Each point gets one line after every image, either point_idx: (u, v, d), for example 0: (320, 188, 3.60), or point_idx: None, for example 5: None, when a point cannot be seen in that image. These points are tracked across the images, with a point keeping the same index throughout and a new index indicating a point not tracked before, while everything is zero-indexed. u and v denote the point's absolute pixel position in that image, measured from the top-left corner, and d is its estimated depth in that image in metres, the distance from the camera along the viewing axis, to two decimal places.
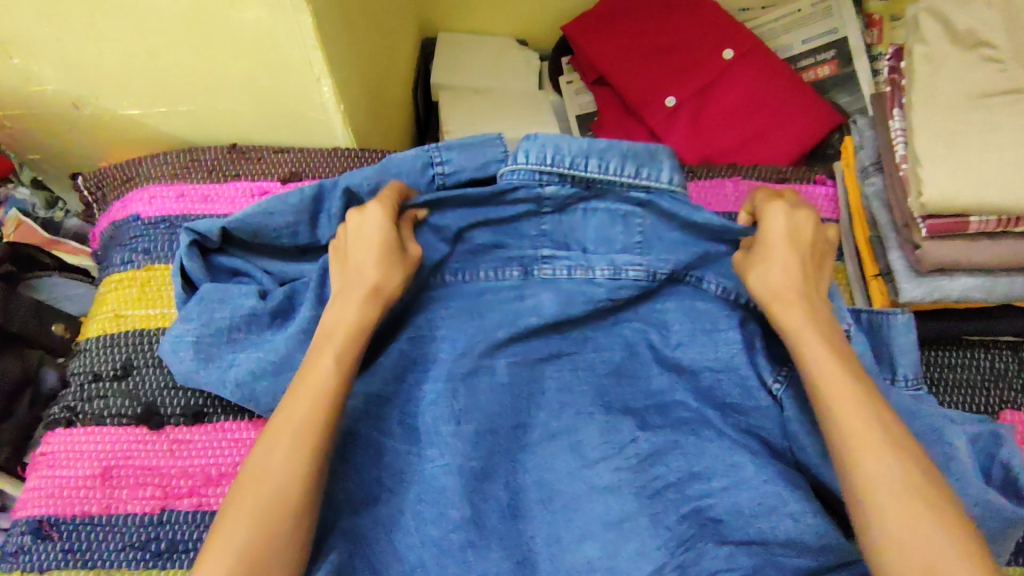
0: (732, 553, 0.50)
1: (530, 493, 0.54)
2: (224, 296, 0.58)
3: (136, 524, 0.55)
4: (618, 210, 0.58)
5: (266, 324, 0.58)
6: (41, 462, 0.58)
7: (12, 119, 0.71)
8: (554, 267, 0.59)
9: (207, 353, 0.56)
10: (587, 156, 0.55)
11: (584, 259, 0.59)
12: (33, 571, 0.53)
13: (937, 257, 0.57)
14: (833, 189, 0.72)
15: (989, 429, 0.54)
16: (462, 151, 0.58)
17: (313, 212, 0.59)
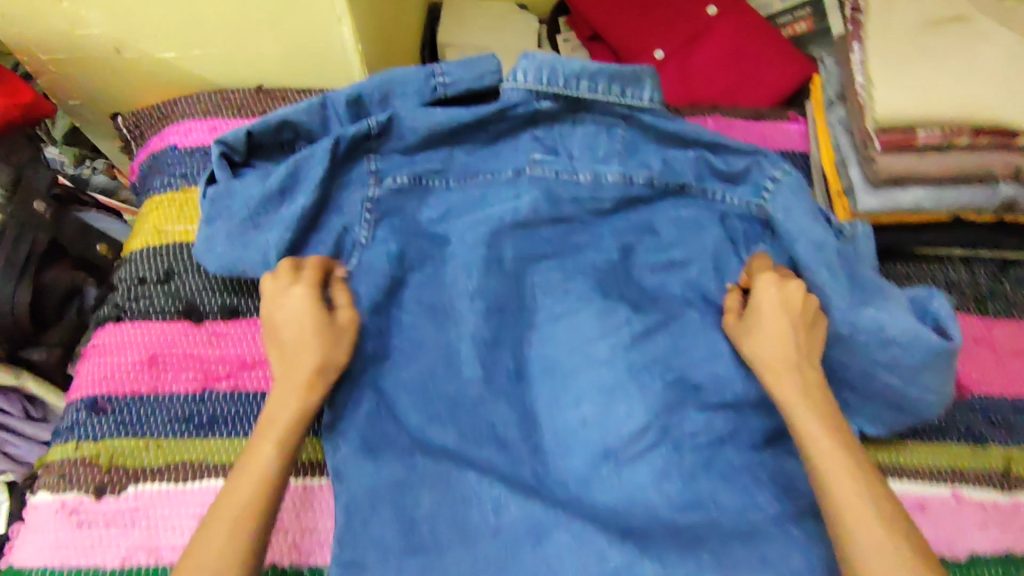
0: (708, 416, 0.62)
1: (535, 364, 0.65)
2: (235, 191, 0.66)
3: (180, 401, 0.63)
4: (602, 123, 0.73)
5: (278, 201, 0.66)
6: (93, 353, 0.65)
7: (58, 63, 0.79)
8: (544, 168, 0.72)
9: (237, 238, 0.65)
10: (580, 77, 0.69)
11: (571, 165, 0.72)
12: (88, 439, 0.61)
13: (891, 168, 0.63)
14: (804, 126, 0.80)
15: (922, 291, 0.63)
16: (460, 70, 0.71)
17: (323, 116, 0.69)
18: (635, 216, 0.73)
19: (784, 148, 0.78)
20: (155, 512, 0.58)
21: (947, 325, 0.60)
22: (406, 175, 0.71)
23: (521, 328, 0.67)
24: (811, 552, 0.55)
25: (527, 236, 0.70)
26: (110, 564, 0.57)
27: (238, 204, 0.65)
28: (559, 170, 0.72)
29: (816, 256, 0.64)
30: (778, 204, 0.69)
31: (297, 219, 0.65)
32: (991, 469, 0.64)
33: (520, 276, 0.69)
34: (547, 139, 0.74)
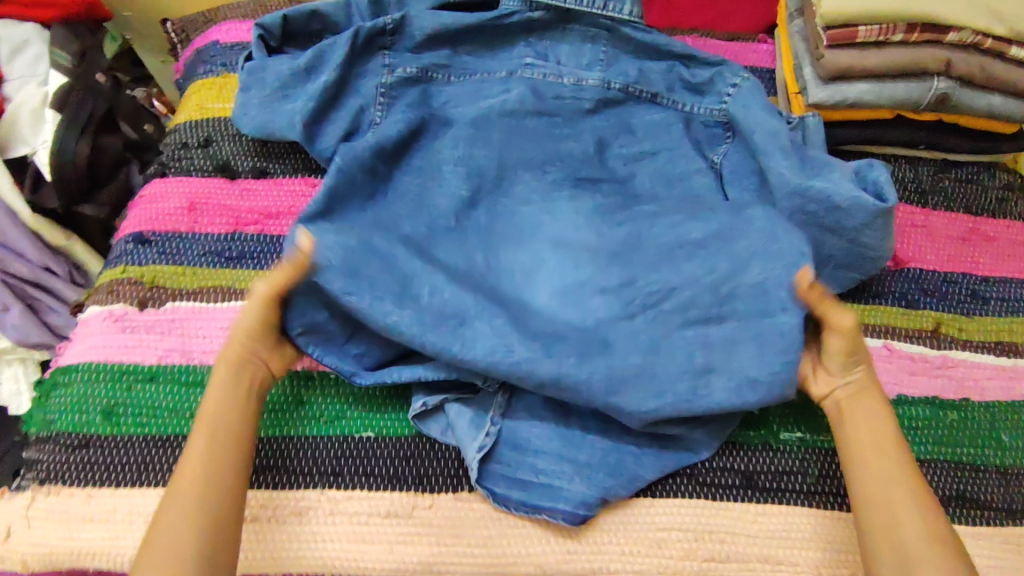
0: None
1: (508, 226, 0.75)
2: (271, 66, 0.77)
3: (213, 239, 0.72)
4: (587, 33, 0.82)
5: (304, 78, 0.77)
6: (141, 201, 0.75)
7: None
8: (533, 71, 0.82)
9: (269, 105, 0.76)
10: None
11: (556, 70, 0.82)
12: (134, 264, 0.70)
13: (836, 61, 0.73)
14: (772, 46, 0.89)
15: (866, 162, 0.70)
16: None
17: (349, 11, 0.80)
18: (614, 111, 0.81)
19: (752, 63, 0.88)
20: (189, 322, 0.68)
21: (884, 188, 0.67)
22: (414, 67, 0.80)
23: (497, 197, 0.76)
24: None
25: (513, 123, 0.79)
26: (148, 361, 0.65)
27: (271, 76, 0.77)
28: (546, 73, 0.82)
29: (763, 138, 0.73)
30: (739, 102, 0.77)
31: (320, 91, 0.75)
32: (918, 331, 0.72)
33: (507, 157, 0.77)
34: (539, 46, 0.83)
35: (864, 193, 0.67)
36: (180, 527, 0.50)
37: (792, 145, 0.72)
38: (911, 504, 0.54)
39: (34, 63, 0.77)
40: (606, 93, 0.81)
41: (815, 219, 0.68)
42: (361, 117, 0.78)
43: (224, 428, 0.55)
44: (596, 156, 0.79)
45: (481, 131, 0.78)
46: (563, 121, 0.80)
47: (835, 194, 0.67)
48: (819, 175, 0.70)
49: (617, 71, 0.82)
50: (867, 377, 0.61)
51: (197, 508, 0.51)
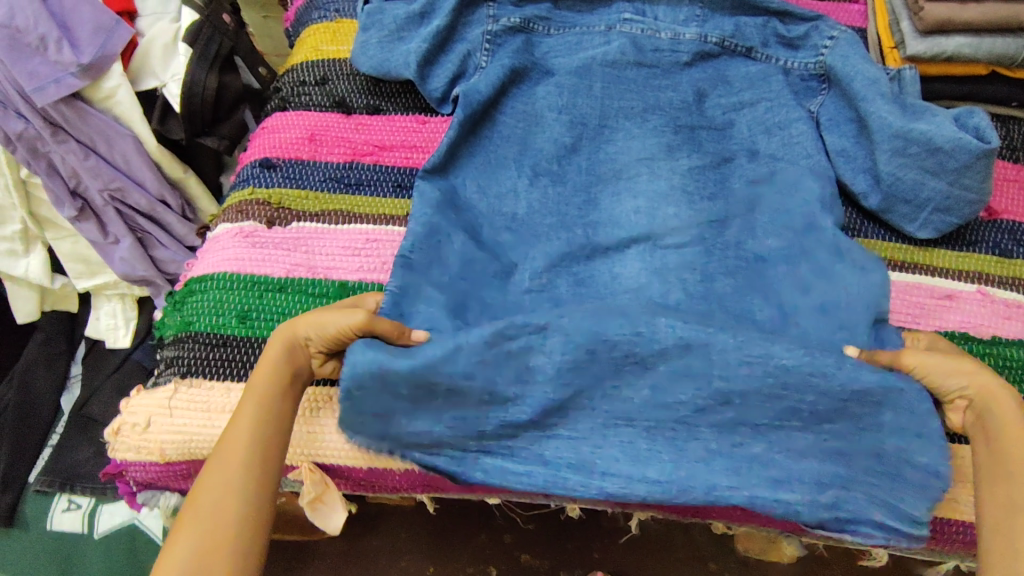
0: (760, 214, 0.74)
1: (606, 167, 0.78)
2: (388, 10, 0.82)
3: (333, 168, 0.77)
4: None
5: (418, 21, 0.81)
6: (263, 134, 0.80)
7: None
8: (632, 26, 0.85)
9: (384, 45, 0.80)
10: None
11: (655, 24, 0.84)
12: (261, 187, 0.75)
13: (935, 15, 0.76)
14: (863, 7, 0.91)
15: (966, 109, 0.71)
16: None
17: None
18: (709, 65, 0.84)
19: (844, 23, 0.90)
20: (313, 241, 0.72)
21: (986, 130, 0.69)
22: (518, 17, 0.84)
23: (599, 144, 0.79)
24: (842, 296, 0.68)
25: (612, 77, 0.82)
26: (277, 274, 0.70)
27: (388, 19, 0.81)
28: (644, 29, 0.84)
29: (860, 87, 0.75)
30: (837, 53, 0.79)
31: (433, 34, 0.80)
32: (1014, 278, 0.74)
33: (609, 106, 0.81)
34: (638, 2, 0.86)
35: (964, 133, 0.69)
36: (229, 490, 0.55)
37: (889, 94, 0.75)
38: (1015, 501, 0.57)
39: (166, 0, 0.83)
40: (701, 46, 0.84)
41: (915, 163, 0.71)
42: (468, 62, 0.81)
43: (263, 415, 0.58)
44: (693, 108, 0.82)
45: (584, 84, 0.81)
46: (663, 72, 0.83)
47: (936, 135, 0.69)
48: (920, 121, 0.72)
49: (713, 27, 0.84)
50: (1014, 422, 0.59)
51: (240, 510, 0.55)
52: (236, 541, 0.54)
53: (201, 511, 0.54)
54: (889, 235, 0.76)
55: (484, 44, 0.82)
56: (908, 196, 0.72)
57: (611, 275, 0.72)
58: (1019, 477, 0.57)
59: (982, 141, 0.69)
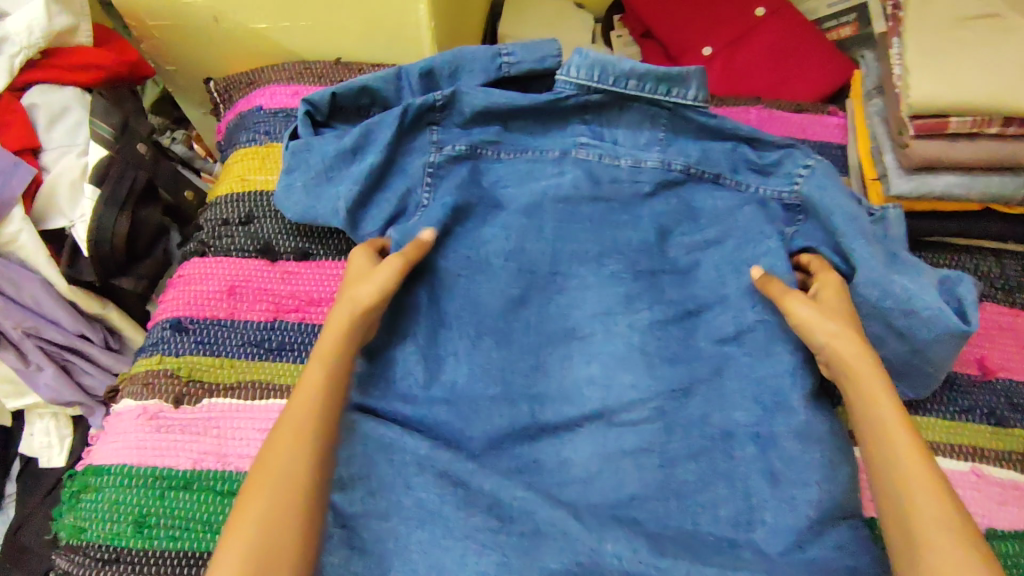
0: (724, 384, 0.67)
1: (557, 325, 0.71)
2: (313, 144, 0.74)
3: (253, 328, 0.69)
4: (647, 112, 0.75)
5: (349, 157, 0.73)
6: (178, 283, 0.72)
7: (162, 30, 0.89)
8: (589, 152, 0.76)
9: (312, 188, 0.73)
10: (629, 78, 0.72)
11: (613, 149, 0.76)
12: (170, 354, 0.67)
13: (923, 153, 0.67)
14: (844, 119, 0.83)
15: (955, 274, 0.66)
16: (523, 60, 0.76)
17: (395, 84, 0.77)
18: (673, 193, 0.76)
19: (822, 139, 0.82)
20: (225, 423, 0.64)
21: (969, 313, 0.63)
22: (464, 143, 0.76)
23: (550, 295, 0.72)
24: (813, 491, 0.60)
25: (565, 214, 0.74)
26: (182, 466, 0.62)
27: (314, 156, 0.73)
28: (602, 154, 0.76)
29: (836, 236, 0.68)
30: (813, 186, 0.71)
31: (366, 175, 0.72)
32: (1009, 452, 0.66)
33: (564, 250, 0.73)
34: (595, 123, 0.77)
35: (947, 309, 0.63)
36: (301, 431, 0.52)
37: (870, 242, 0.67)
38: (896, 496, 0.49)
39: (73, 131, 0.75)
40: (664, 173, 0.75)
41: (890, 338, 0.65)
42: (407, 196, 0.74)
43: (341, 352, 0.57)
44: (656, 247, 0.74)
45: (533, 226, 0.74)
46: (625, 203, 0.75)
47: (915, 301, 0.63)
48: (904, 275, 0.66)
49: (678, 150, 0.76)
50: (870, 380, 0.55)
51: (302, 480, 0.50)
52: (304, 528, 0.48)
53: (268, 481, 0.49)
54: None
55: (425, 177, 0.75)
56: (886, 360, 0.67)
57: (559, 459, 0.64)
58: (893, 465, 0.50)
59: (963, 322, 0.64)
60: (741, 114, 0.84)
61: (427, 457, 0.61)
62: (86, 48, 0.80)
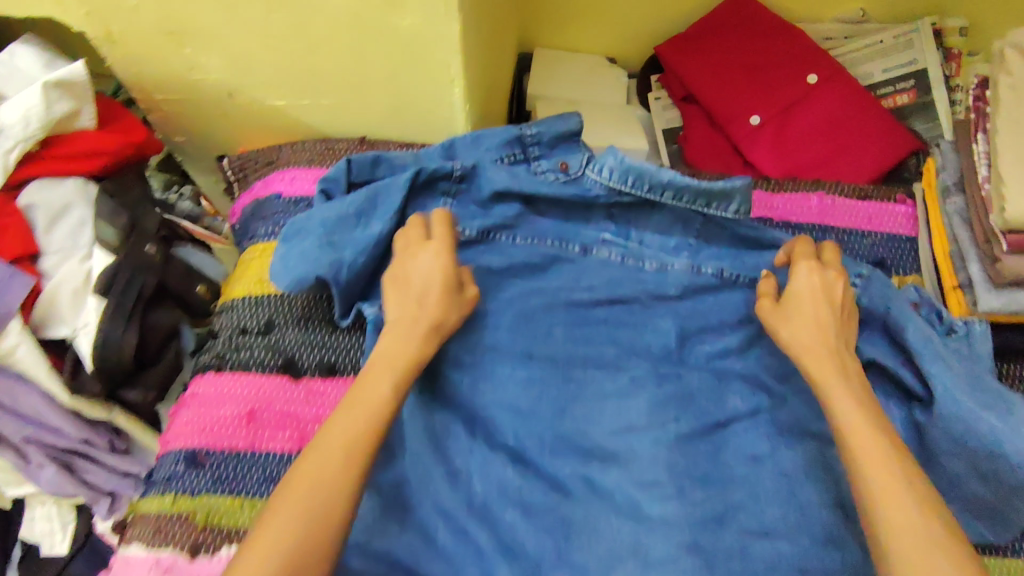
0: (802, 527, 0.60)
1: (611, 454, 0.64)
2: (316, 213, 0.67)
3: (276, 460, 0.63)
4: (679, 214, 0.72)
5: (355, 223, 0.67)
6: (191, 401, 0.66)
7: (169, 102, 0.82)
8: (611, 251, 0.71)
9: (307, 253, 0.65)
10: (665, 188, 0.68)
11: (638, 251, 0.72)
12: (185, 493, 0.61)
13: (1017, 271, 0.61)
14: (912, 208, 0.77)
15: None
16: (549, 151, 0.72)
17: (416, 160, 0.71)
18: (729, 296, 0.70)
19: (889, 231, 0.76)
20: None
21: None
22: (475, 227, 0.70)
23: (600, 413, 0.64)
24: None
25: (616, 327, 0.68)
26: None
27: (316, 222, 0.66)
28: (625, 254, 0.71)
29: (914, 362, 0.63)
30: (874, 296, 0.65)
31: (370, 245, 0.65)
32: None
33: (616, 366, 0.66)
34: (621, 222, 0.74)
35: None
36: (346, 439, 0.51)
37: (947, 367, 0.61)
38: (870, 486, 0.51)
39: (75, 233, 0.68)
40: (721, 275, 0.71)
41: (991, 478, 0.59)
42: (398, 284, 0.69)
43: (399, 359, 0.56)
44: (717, 361, 0.68)
45: (580, 341, 0.67)
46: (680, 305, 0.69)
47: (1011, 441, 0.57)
48: (994, 407, 0.59)
49: (726, 256, 0.72)
50: (832, 380, 0.57)
51: (346, 482, 0.49)
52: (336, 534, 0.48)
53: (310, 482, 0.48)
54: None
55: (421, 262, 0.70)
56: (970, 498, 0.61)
57: None
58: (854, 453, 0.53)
59: None
60: (801, 203, 0.78)
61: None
62: (87, 130, 0.72)
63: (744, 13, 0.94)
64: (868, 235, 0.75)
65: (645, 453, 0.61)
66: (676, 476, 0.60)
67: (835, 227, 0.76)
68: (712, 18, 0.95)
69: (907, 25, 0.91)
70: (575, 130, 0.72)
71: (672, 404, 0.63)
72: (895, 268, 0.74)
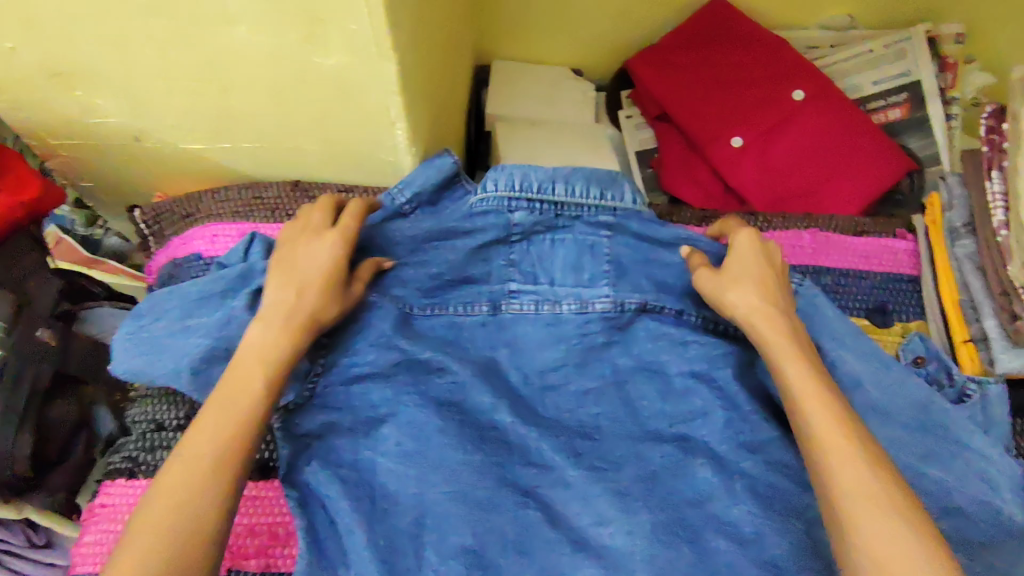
0: None
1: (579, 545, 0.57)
2: (177, 289, 0.58)
3: None
4: (584, 241, 0.65)
5: (214, 300, 0.57)
6: (101, 514, 0.57)
7: (68, 148, 0.71)
8: (522, 302, 0.63)
9: (154, 338, 0.55)
10: (555, 180, 0.64)
11: (556, 294, 0.63)
12: None
13: None
14: (912, 244, 0.69)
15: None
16: (434, 210, 0.65)
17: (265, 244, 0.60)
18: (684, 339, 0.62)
19: (890, 271, 0.68)
20: None
21: None
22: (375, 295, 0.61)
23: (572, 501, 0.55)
24: None
25: (570, 391, 0.60)
26: None
27: (174, 302, 0.57)
28: (539, 302, 0.63)
29: (889, 427, 0.53)
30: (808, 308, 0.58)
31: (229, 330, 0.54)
32: None
33: (576, 450, 0.57)
34: (526, 265, 0.64)
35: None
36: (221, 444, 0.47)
37: (939, 425, 0.53)
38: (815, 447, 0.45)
39: None
40: (646, 307, 0.63)
41: None
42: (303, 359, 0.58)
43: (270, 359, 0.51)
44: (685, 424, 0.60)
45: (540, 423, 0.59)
46: (612, 352, 0.62)
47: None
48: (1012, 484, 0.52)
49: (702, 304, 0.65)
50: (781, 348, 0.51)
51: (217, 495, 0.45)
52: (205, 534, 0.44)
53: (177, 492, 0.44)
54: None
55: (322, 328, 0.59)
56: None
57: None
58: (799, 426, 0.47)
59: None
60: (794, 239, 0.69)
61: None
62: None
63: (717, 22, 0.86)
64: (867, 276, 0.67)
65: (621, 552, 0.53)
66: None
67: (830, 267, 0.68)
68: (682, 28, 0.87)
69: (899, 33, 0.83)
70: (452, 175, 0.64)
71: (637, 488, 0.56)
72: (896, 314, 0.66)
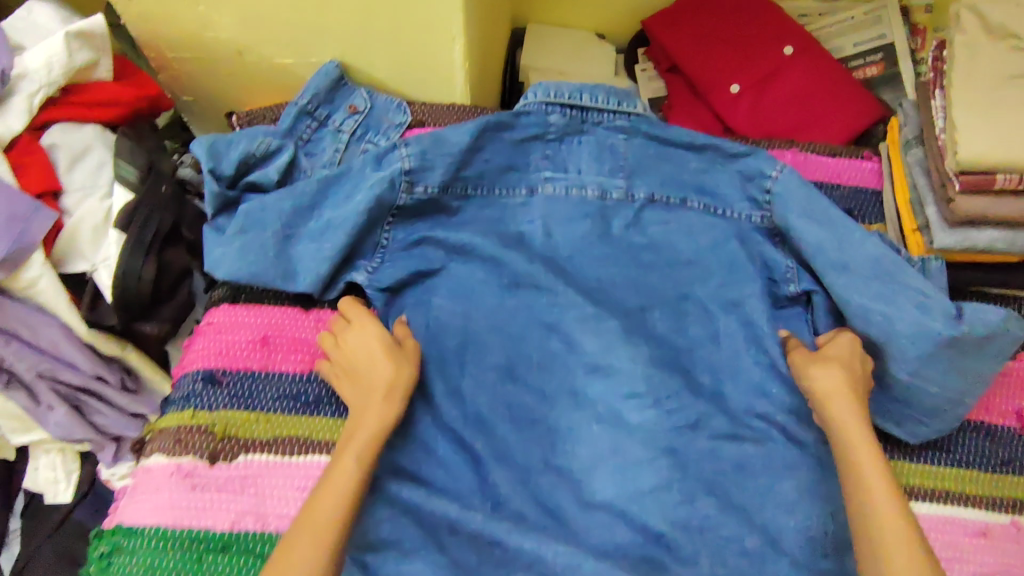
0: (765, 425, 0.67)
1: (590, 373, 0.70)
2: (266, 204, 0.70)
3: (290, 383, 0.68)
4: (606, 139, 0.76)
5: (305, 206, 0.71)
6: (207, 329, 0.70)
7: (182, 61, 0.86)
8: (555, 185, 0.75)
9: (254, 241, 0.69)
10: (582, 90, 0.75)
11: (579, 179, 0.75)
12: (204, 409, 0.66)
13: (969, 209, 0.67)
14: (878, 164, 0.82)
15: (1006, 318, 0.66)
16: (331, 105, 0.81)
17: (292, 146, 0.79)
18: (689, 220, 0.75)
19: (856, 185, 0.81)
20: (264, 479, 0.64)
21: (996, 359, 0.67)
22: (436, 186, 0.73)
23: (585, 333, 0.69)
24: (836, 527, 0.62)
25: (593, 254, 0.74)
26: (220, 527, 0.62)
27: (272, 214, 0.70)
28: (569, 186, 0.75)
29: (845, 277, 0.68)
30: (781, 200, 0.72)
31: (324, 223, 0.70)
32: None
33: (582, 300, 0.71)
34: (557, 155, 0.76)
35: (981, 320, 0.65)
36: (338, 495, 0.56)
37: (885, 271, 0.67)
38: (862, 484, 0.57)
39: (95, 173, 0.73)
40: (653, 199, 0.75)
41: (937, 381, 0.66)
42: (383, 204, 0.71)
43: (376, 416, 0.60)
44: None
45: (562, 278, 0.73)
46: (629, 232, 0.75)
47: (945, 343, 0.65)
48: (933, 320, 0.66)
49: (715, 193, 0.76)
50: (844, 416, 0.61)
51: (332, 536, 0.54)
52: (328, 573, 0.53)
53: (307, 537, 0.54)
54: (890, 449, 0.71)
55: (401, 186, 0.71)
56: (916, 406, 0.67)
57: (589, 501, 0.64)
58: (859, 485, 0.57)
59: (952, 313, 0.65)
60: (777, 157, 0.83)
61: (457, 518, 0.62)
62: (104, 81, 0.76)
63: None
64: (837, 188, 0.81)
65: (623, 368, 0.67)
66: (654, 386, 0.67)
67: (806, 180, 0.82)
68: None
69: (876, 3, 0.98)
70: (338, 77, 0.82)
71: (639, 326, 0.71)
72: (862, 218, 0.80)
